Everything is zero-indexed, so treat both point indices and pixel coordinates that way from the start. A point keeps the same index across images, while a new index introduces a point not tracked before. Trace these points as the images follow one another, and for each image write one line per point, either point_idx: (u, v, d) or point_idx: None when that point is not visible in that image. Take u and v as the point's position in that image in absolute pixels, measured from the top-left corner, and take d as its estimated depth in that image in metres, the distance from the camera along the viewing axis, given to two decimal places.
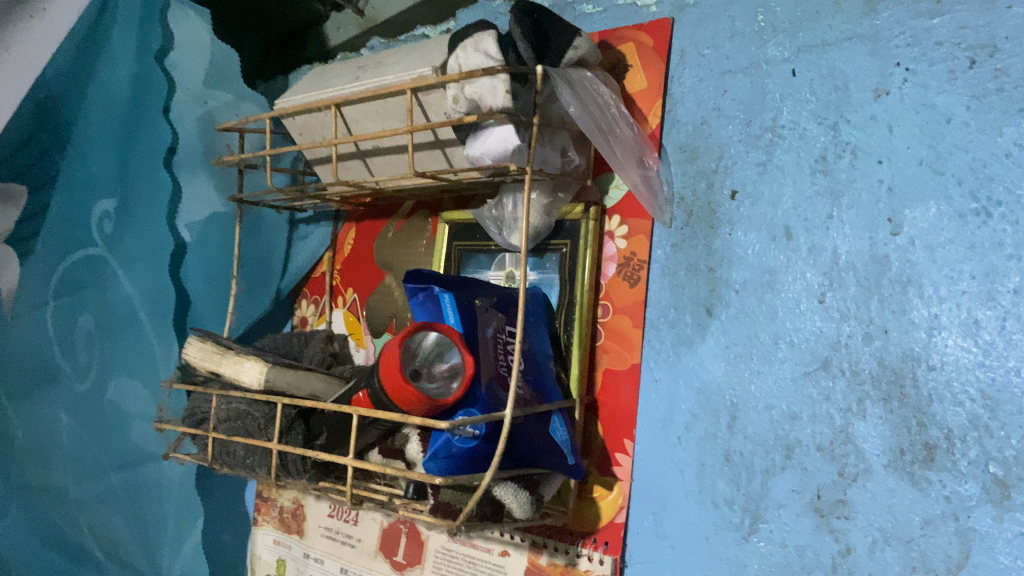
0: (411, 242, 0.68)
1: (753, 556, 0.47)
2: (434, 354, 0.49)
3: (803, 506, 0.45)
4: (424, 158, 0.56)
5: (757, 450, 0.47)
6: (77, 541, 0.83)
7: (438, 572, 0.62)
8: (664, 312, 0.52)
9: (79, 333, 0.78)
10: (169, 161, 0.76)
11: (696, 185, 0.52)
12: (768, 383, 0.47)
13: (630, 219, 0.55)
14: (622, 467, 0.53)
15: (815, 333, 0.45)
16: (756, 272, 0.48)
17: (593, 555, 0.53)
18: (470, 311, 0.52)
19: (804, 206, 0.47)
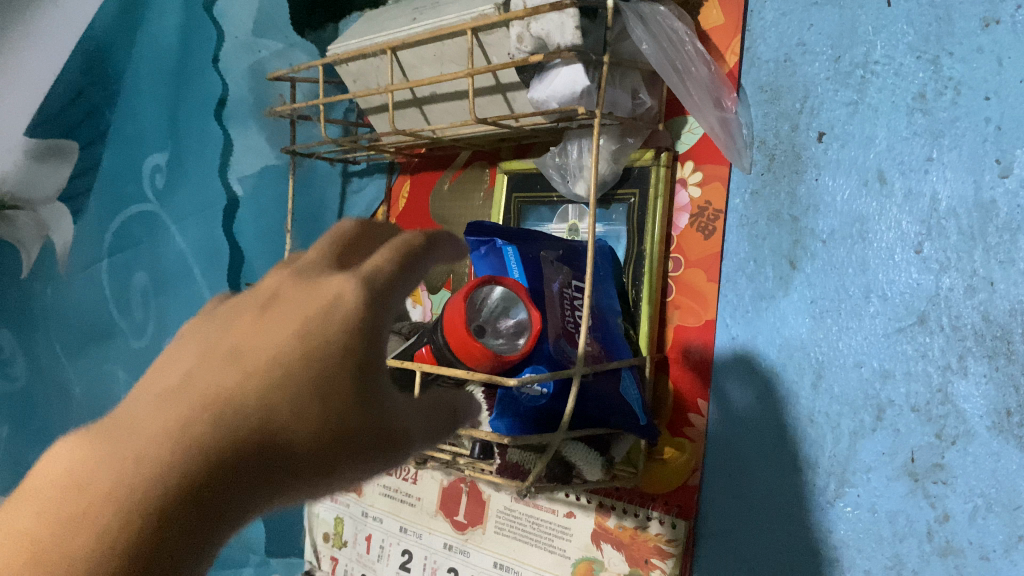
0: (468, 194, 0.65)
1: (838, 521, 0.44)
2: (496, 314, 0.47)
3: (894, 470, 0.42)
4: (485, 104, 0.53)
5: (844, 410, 0.44)
6: None
7: (501, 533, 0.60)
8: (742, 265, 0.49)
9: (134, 289, 0.84)
10: (220, 113, 0.74)
11: (780, 127, 0.48)
12: (858, 339, 0.44)
13: (705, 164, 0.51)
14: (695, 428, 0.51)
15: (911, 285, 0.42)
16: (846, 220, 0.45)
17: (665, 518, 0.51)
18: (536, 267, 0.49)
19: (899, 148, 0.43)
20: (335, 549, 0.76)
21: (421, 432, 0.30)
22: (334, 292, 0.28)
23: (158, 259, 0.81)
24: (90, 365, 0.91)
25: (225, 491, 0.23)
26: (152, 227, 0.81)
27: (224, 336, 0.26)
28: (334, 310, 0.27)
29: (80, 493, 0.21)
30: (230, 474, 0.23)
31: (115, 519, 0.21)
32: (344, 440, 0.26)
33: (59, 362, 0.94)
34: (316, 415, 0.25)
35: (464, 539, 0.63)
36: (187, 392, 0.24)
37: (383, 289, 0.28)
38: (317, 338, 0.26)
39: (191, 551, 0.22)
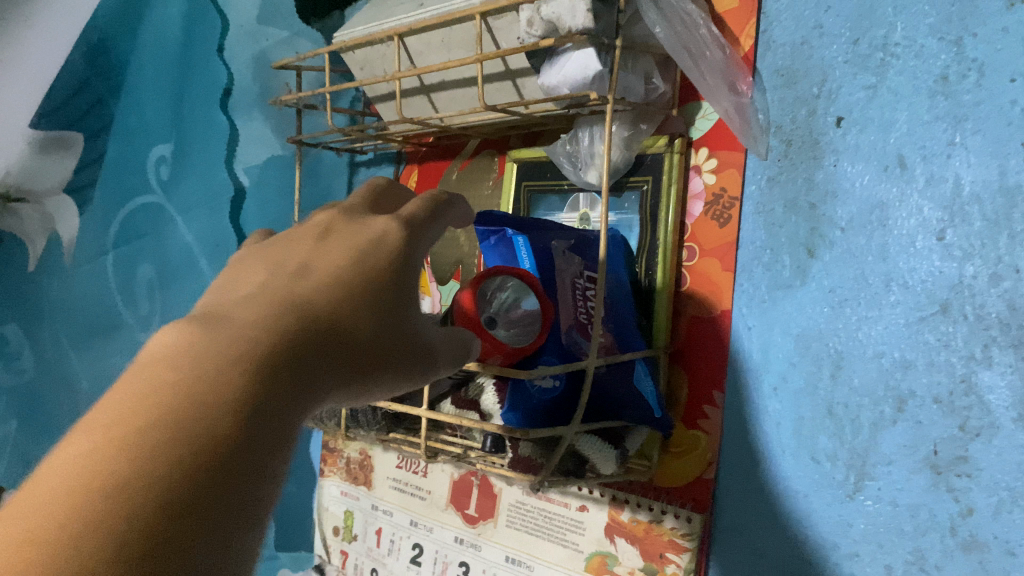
0: (475, 184, 0.64)
1: (858, 515, 0.43)
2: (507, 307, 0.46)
3: (916, 463, 0.41)
4: (494, 91, 0.52)
5: (863, 401, 0.43)
6: None
7: (513, 527, 0.59)
8: (758, 254, 0.48)
9: (140, 282, 0.83)
10: (225, 103, 0.73)
11: (796, 112, 0.47)
12: (877, 329, 0.43)
13: (719, 150, 0.50)
14: (710, 420, 0.50)
15: (933, 273, 0.41)
16: (865, 207, 0.44)
17: (680, 512, 0.50)
18: (547, 257, 0.47)
19: (920, 132, 0.42)
20: (344, 543, 0.75)
21: (442, 358, 0.35)
22: (380, 229, 0.33)
23: (164, 251, 0.80)
24: (91, 360, 0.90)
25: (320, 364, 0.26)
26: (158, 219, 0.80)
27: (290, 259, 0.30)
28: (378, 242, 0.32)
29: (207, 347, 0.23)
30: (323, 349, 0.26)
31: (242, 368, 0.23)
32: (391, 346, 0.30)
33: (66, 354, 0.93)
34: (373, 320, 0.29)
35: (476, 533, 0.62)
36: (279, 288, 0.27)
37: (420, 228, 0.34)
38: (370, 260, 0.31)
39: (297, 405, 0.24)
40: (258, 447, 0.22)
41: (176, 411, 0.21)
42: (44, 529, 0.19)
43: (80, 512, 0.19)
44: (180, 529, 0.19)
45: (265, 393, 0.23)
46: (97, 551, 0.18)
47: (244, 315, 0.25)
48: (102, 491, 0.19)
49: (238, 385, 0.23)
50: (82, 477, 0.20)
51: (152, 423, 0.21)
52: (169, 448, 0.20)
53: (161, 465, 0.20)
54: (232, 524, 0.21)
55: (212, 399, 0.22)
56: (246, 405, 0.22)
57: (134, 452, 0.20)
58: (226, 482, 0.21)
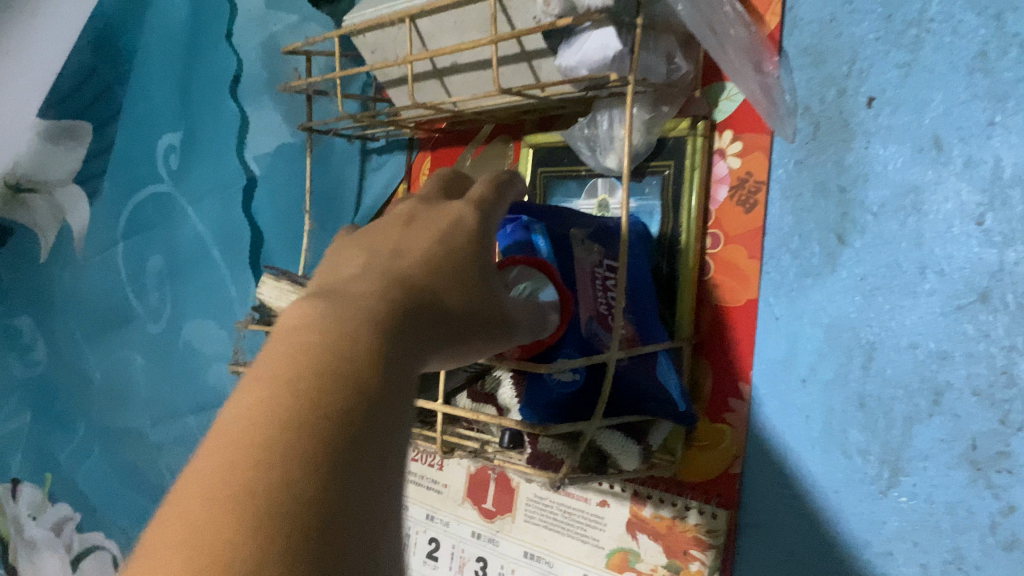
0: (489, 170, 0.62)
1: (892, 512, 0.41)
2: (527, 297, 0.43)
3: (953, 458, 0.39)
4: (509, 73, 0.50)
5: (897, 394, 0.41)
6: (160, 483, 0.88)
7: (531, 522, 0.58)
8: (785, 240, 0.47)
9: (152, 273, 0.83)
10: (235, 90, 0.72)
11: (825, 92, 0.45)
12: (911, 318, 0.41)
13: (744, 133, 0.48)
14: (737, 414, 0.48)
15: (972, 259, 0.39)
16: (898, 191, 0.42)
17: (705, 508, 0.49)
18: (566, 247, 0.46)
19: (958, 112, 0.40)
20: None
21: (522, 330, 0.35)
22: (457, 213, 0.34)
23: (175, 242, 0.79)
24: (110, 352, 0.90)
25: (430, 323, 0.27)
26: (168, 208, 0.79)
27: (382, 242, 0.31)
28: (457, 225, 0.33)
29: (340, 307, 0.24)
30: (433, 311, 0.28)
31: (373, 321, 0.24)
32: (482, 313, 0.31)
33: (77, 348, 0.94)
34: (463, 291, 0.31)
35: (493, 528, 0.61)
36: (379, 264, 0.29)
37: (490, 211, 0.36)
38: (454, 242, 0.32)
39: (418, 357, 0.25)
40: (401, 390, 0.23)
41: (327, 357, 0.22)
42: (232, 464, 0.19)
43: (261, 444, 0.20)
44: (353, 453, 0.20)
45: (396, 343, 0.24)
46: (288, 474, 0.19)
47: (359, 285, 0.27)
48: (277, 426, 0.20)
49: (374, 334, 0.24)
50: (254, 419, 0.20)
51: (306, 369, 0.22)
52: (329, 387, 0.21)
53: (323, 401, 0.21)
54: (389, 454, 0.21)
55: (356, 346, 0.23)
56: (384, 351, 0.23)
57: (296, 393, 0.21)
58: (383, 415, 0.22)
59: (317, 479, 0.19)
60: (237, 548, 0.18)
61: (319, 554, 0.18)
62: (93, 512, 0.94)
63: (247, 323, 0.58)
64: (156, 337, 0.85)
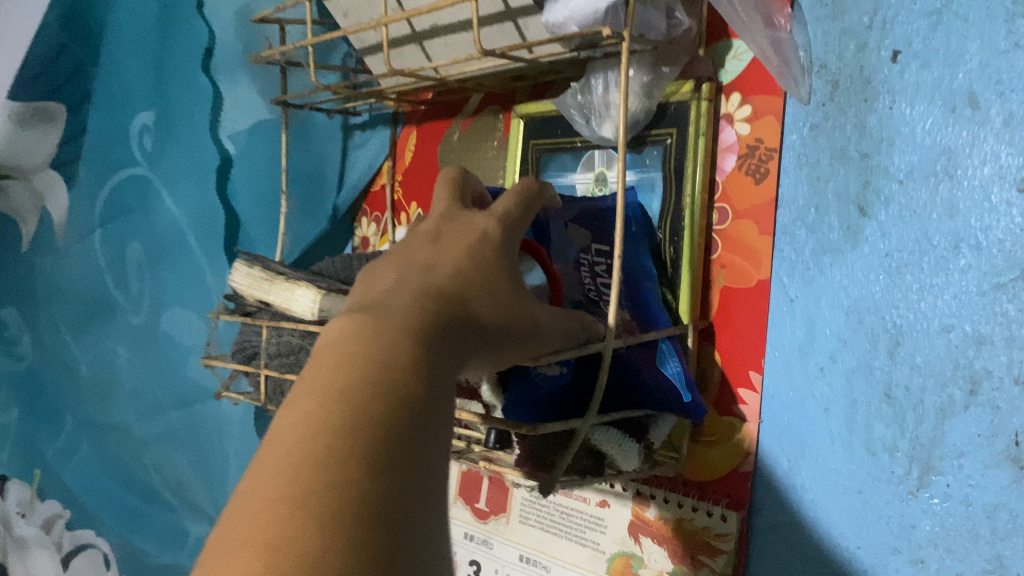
0: (479, 144, 0.58)
1: (923, 516, 0.37)
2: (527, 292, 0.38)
3: (992, 456, 0.35)
4: (493, 34, 0.45)
5: (928, 383, 0.37)
6: (145, 481, 0.86)
7: (527, 523, 0.54)
8: (801, 214, 0.42)
9: (130, 262, 0.78)
10: (207, 65, 0.69)
11: (844, 47, 0.40)
12: (944, 298, 0.36)
13: (753, 96, 0.44)
14: (748, 406, 0.44)
15: (1012, 231, 0.34)
16: (927, 156, 0.37)
17: (714, 509, 0.45)
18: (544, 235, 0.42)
19: (996, 64, 0.35)
20: None
21: (563, 341, 0.33)
22: (482, 228, 0.31)
23: (155, 230, 0.76)
24: (71, 351, 0.86)
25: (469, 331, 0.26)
26: (144, 192, 0.75)
27: (410, 252, 0.29)
28: (485, 238, 0.31)
29: (378, 320, 0.24)
30: (472, 320, 0.27)
31: (412, 333, 0.23)
32: (520, 322, 0.29)
33: (63, 340, 0.87)
34: (505, 298, 0.29)
35: (487, 530, 0.57)
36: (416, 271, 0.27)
37: (515, 225, 0.33)
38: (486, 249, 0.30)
39: (456, 368, 0.25)
40: (441, 404, 0.22)
41: (370, 369, 0.22)
42: (284, 475, 0.19)
43: (312, 458, 0.19)
44: (400, 466, 0.20)
45: (436, 355, 0.23)
46: (338, 483, 0.19)
47: (395, 294, 0.26)
48: (328, 438, 0.20)
49: (413, 346, 0.23)
50: (302, 430, 0.20)
51: (348, 382, 0.21)
52: (374, 400, 0.21)
53: (371, 413, 0.20)
54: (433, 467, 0.21)
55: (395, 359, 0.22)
56: (425, 363, 0.23)
57: (342, 405, 0.20)
58: (426, 428, 0.21)
59: (369, 490, 0.19)
60: (296, 558, 0.17)
61: (376, 563, 0.18)
62: (85, 510, 0.90)
63: (219, 313, 0.54)
64: (137, 329, 0.81)
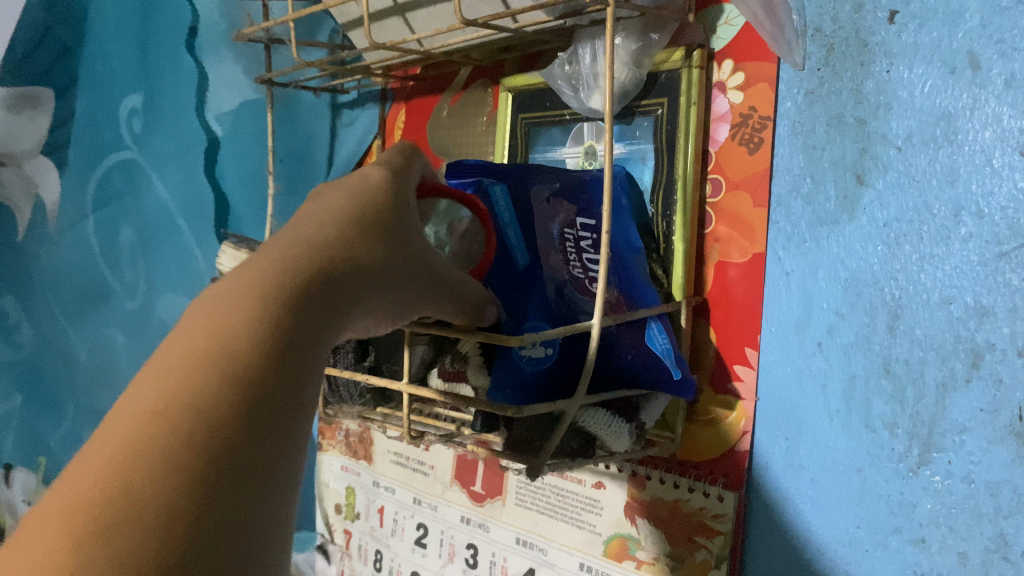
0: (468, 119, 0.56)
1: (923, 494, 0.36)
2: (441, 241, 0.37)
3: (995, 432, 0.34)
4: (475, 4, 0.44)
5: (928, 357, 0.36)
6: None
7: (523, 506, 0.54)
8: (797, 184, 0.40)
9: (124, 246, 0.79)
10: (191, 43, 0.72)
11: (839, 9, 0.39)
12: (944, 269, 0.35)
13: (746, 63, 0.42)
14: (744, 384, 0.43)
15: (1015, 197, 0.33)
16: (927, 120, 0.35)
17: (710, 490, 0.44)
18: (525, 211, 0.41)
19: (998, 22, 0.33)
20: (347, 521, 0.71)
21: (462, 300, 0.33)
22: (360, 175, 0.30)
23: (144, 212, 0.77)
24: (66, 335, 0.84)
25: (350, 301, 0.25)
26: (134, 176, 0.76)
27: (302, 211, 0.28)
28: (365, 181, 0.30)
29: (242, 289, 0.22)
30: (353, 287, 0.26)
31: (281, 308, 0.22)
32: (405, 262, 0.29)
33: (59, 327, 0.85)
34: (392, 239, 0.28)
35: (483, 513, 0.57)
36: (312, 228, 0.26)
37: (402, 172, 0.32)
38: (389, 208, 0.29)
39: (325, 332, 0.23)
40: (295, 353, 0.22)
41: (224, 349, 0.20)
42: (105, 468, 0.17)
43: (152, 424, 0.18)
44: (242, 456, 0.19)
45: (306, 334, 0.22)
46: (176, 444, 0.18)
47: (263, 257, 0.24)
48: (165, 426, 0.18)
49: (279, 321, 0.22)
50: (151, 397, 0.19)
51: (200, 363, 0.20)
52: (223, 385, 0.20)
53: (218, 401, 0.19)
54: (292, 407, 0.21)
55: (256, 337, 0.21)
56: (288, 341, 0.22)
57: (192, 387, 0.19)
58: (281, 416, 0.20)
59: (196, 487, 0.18)
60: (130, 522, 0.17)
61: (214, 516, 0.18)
62: None
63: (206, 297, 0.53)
64: (131, 314, 0.81)
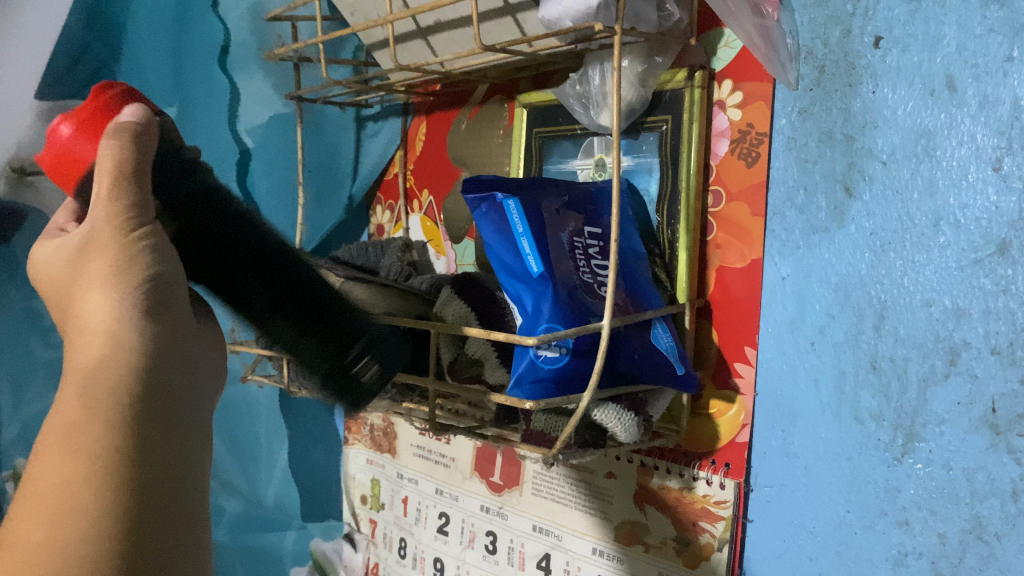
0: (486, 132, 0.60)
1: (907, 480, 0.39)
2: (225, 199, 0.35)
3: (972, 422, 0.37)
4: (493, 29, 0.47)
5: (911, 354, 0.39)
6: None
7: (538, 495, 0.58)
8: (791, 195, 0.44)
9: None
10: (223, 61, 0.74)
11: (829, 34, 0.42)
12: (925, 273, 0.38)
13: (744, 82, 0.45)
14: (744, 380, 0.46)
15: (988, 209, 0.36)
16: (908, 136, 0.39)
17: (712, 478, 0.47)
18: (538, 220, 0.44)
19: (973, 48, 0.36)
20: (373, 511, 0.76)
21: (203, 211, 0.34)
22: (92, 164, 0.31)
23: None
24: None
25: (168, 348, 0.30)
26: None
27: (78, 278, 0.30)
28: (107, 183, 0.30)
29: (65, 424, 0.28)
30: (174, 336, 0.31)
31: (98, 423, 0.27)
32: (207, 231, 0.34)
33: None
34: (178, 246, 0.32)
35: (501, 501, 0.61)
36: (101, 307, 0.29)
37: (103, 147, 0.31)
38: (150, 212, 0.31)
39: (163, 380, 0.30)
40: (145, 431, 0.28)
41: (78, 477, 0.27)
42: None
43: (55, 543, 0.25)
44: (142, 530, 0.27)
45: (144, 410, 0.29)
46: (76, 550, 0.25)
47: (91, 337, 0.29)
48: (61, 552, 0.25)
49: (102, 437, 0.27)
50: (44, 522, 0.26)
51: (61, 495, 0.26)
52: (86, 517, 0.26)
53: (104, 518, 0.26)
54: (162, 468, 0.28)
55: (88, 462, 0.27)
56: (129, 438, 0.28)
57: (68, 516, 0.26)
58: (159, 493, 0.28)
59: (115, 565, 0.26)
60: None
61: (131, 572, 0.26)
62: None
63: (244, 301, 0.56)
64: None
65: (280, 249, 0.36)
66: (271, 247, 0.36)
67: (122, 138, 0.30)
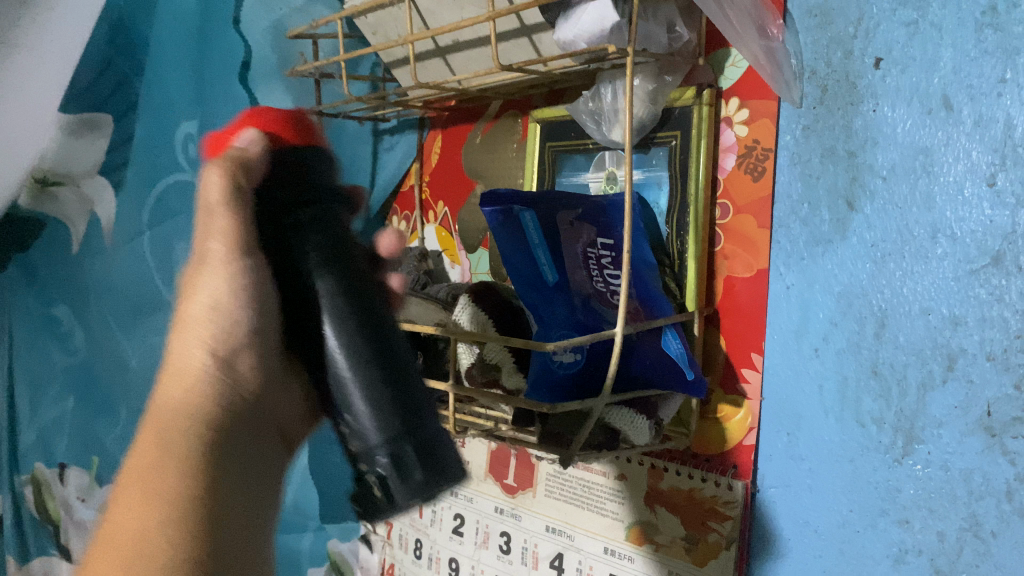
0: (500, 145, 0.62)
1: (908, 480, 0.41)
2: (322, 245, 0.34)
3: (968, 425, 0.38)
4: (511, 49, 0.50)
5: (911, 360, 0.41)
6: None
7: (551, 496, 0.60)
8: (795, 208, 0.46)
9: (178, 261, 0.86)
10: (245, 75, 0.78)
11: (831, 55, 0.44)
12: (924, 283, 0.40)
13: (750, 100, 0.47)
14: (751, 385, 0.48)
15: (983, 223, 0.38)
16: (907, 153, 0.40)
17: (721, 479, 0.49)
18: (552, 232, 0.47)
19: (968, 70, 0.38)
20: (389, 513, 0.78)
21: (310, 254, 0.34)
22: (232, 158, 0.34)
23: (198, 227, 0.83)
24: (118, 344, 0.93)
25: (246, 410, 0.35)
26: (189, 196, 0.83)
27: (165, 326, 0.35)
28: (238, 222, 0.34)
29: (145, 468, 0.30)
30: (233, 412, 0.34)
31: (192, 436, 0.31)
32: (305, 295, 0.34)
33: (112, 337, 0.93)
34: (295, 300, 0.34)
35: (514, 502, 0.63)
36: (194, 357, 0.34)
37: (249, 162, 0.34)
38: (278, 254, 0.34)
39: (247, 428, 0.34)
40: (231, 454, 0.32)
41: (178, 464, 0.30)
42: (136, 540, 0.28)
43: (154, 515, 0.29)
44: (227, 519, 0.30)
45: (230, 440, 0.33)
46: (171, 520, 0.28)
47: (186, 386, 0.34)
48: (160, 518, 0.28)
49: (196, 442, 0.31)
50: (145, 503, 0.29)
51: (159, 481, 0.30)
52: (180, 497, 0.29)
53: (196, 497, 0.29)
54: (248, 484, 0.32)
55: (184, 457, 0.30)
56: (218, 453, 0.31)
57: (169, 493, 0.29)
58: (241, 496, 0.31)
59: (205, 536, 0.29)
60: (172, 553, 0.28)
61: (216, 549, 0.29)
62: None
63: None
64: None
65: (361, 325, 0.33)
66: (335, 315, 0.33)
67: (212, 162, 0.33)
